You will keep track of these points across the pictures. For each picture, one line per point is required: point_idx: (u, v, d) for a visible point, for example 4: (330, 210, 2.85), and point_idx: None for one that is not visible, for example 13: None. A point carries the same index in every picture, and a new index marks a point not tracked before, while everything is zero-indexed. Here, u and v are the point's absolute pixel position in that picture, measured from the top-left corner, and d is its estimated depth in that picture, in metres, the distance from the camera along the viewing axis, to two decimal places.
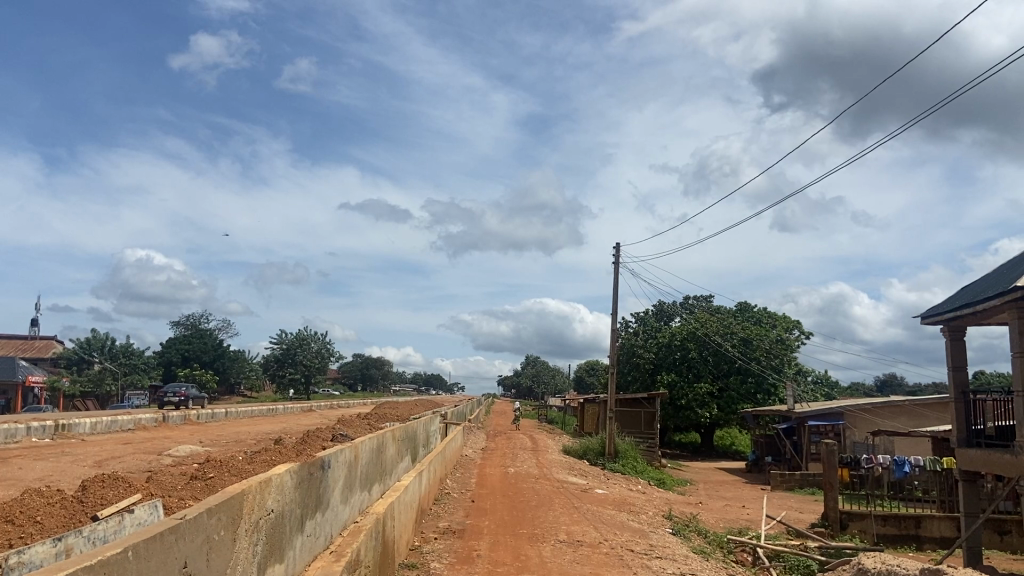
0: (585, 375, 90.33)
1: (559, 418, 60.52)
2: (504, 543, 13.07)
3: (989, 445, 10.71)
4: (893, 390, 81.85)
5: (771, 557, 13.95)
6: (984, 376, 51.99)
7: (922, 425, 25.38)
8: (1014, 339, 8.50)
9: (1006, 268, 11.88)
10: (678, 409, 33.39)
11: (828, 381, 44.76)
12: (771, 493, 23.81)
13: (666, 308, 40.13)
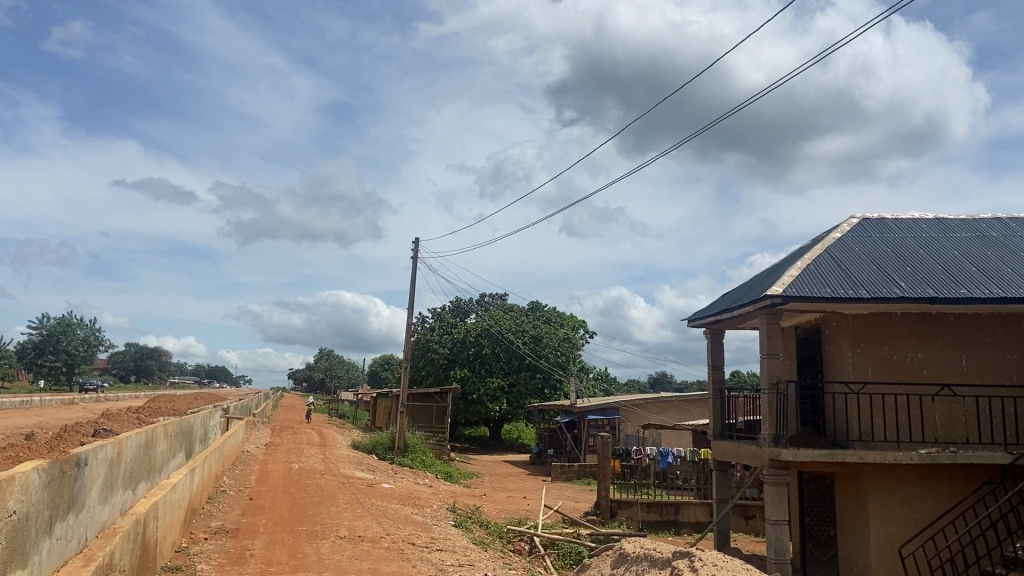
0: (379, 368, 89.75)
1: (352, 412, 59.91)
2: (281, 541, 12.80)
3: (740, 437, 12.15)
4: (663, 386, 89.52)
5: (546, 545, 14.81)
6: (737, 375, 58.31)
7: (686, 418, 27.83)
8: (764, 341, 9.49)
9: (759, 279, 13.58)
10: (469, 403, 34.14)
11: (607, 378, 48.10)
12: (550, 484, 25.12)
13: (462, 305, 41.17)
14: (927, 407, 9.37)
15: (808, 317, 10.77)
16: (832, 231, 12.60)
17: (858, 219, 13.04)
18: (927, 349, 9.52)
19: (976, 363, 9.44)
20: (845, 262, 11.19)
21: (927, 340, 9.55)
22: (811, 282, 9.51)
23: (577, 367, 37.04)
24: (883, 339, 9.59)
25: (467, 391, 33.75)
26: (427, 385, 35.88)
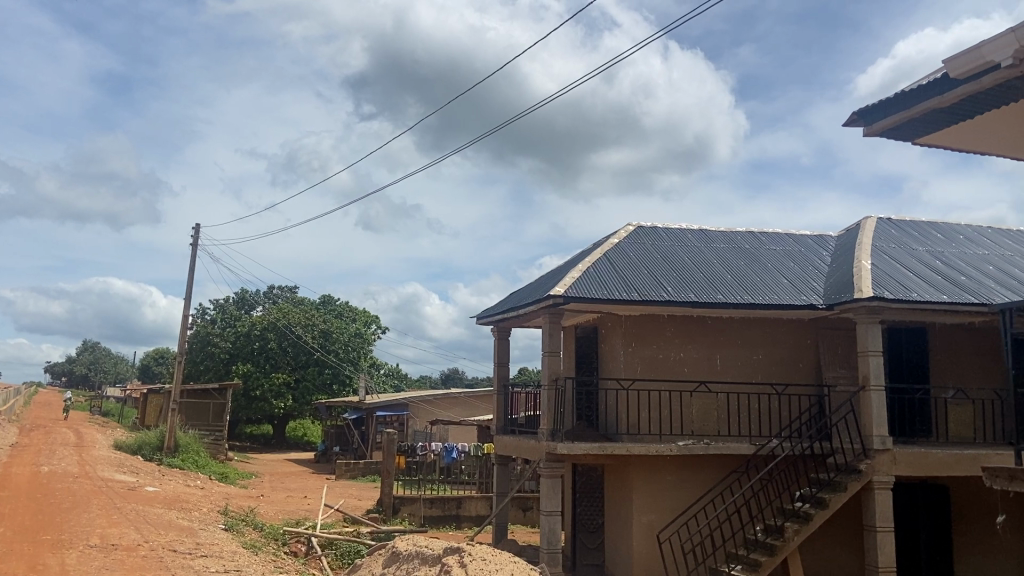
0: (151, 363, 82.74)
1: (117, 410, 54.52)
2: (15, 554, 11.07)
3: (521, 433, 12.69)
4: (454, 383, 90.28)
5: (325, 544, 14.03)
6: (525, 372, 59.92)
7: (474, 414, 28.07)
8: (546, 340, 10.70)
9: (544, 277, 13.92)
10: (251, 400, 31.94)
11: (399, 375, 47.50)
12: (334, 482, 24.18)
13: (248, 297, 38.83)
14: (687, 401, 11.19)
15: (586, 318, 12.23)
16: (609, 238, 13.02)
17: (633, 227, 13.59)
18: (688, 349, 11.31)
19: (728, 363, 11.37)
20: (622, 267, 11.58)
21: (687, 341, 11.31)
22: (591, 283, 10.76)
23: (367, 363, 36.28)
24: (652, 339, 11.24)
25: (249, 387, 31.46)
26: (206, 380, 33.14)
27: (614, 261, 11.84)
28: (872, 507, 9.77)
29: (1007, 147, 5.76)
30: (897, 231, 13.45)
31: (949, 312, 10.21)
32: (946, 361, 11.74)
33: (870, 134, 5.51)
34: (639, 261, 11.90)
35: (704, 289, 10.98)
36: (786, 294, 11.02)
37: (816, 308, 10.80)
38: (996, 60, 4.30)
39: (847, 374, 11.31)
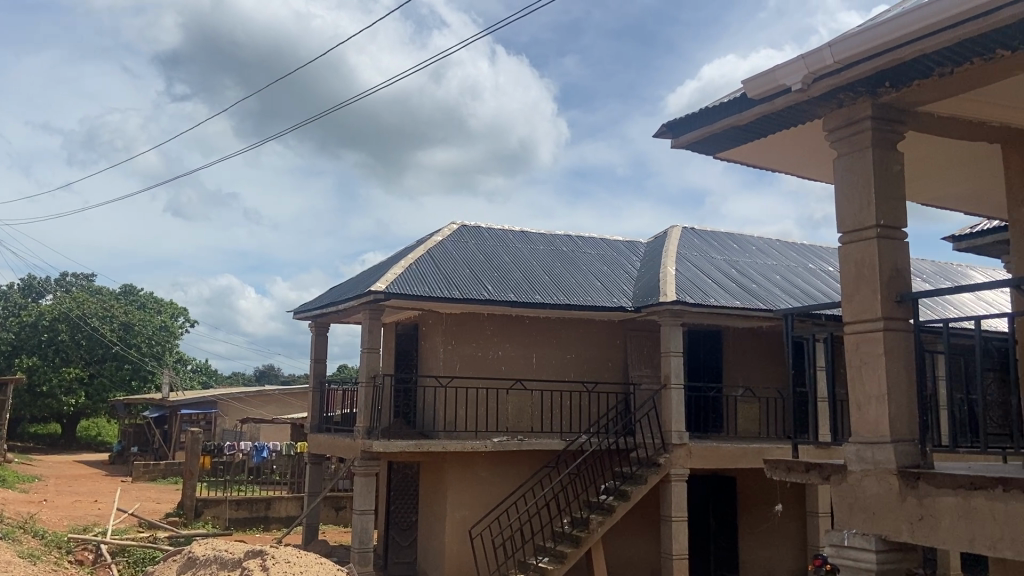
0: None
1: None
2: None
3: (335, 430, 12.20)
4: (269, 380, 86.57)
5: (115, 552, 12.86)
6: (345, 370, 58.46)
7: (288, 412, 26.87)
8: (365, 336, 10.35)
9: (365, 273, 13.52)
10: (36, 396, 28.24)
11: (208, 371, 44.73)
12: (130, 484, 22.23)
13: (35, 284, 35.03)
14: (503, 399, 11.25)
15: (406, 315, 11.93)
16: (431, 235, 12.83)
17: (456, 226, 13.48)
18: (506, 348, 11.36)
19: (543, 361, 11.55)
20: (444, 265, 11.44)
21: (504, 339, 11.35)
22: (413, 280, 10.56)
23: (172, 358, 33.88)
24: (471, 338, 11.19)
25: (33, 382, 28.30)
26: None
27: (437, 258, 11.68)
28: (669, 498, 10.23)
29: (800, 165, 6.14)
30: (699, 241, 14.29)
31: (741, 316, 10.97)
32: (737, 361, 12.61)
33: (680, 147, 4.89)
34: (461, 259, 11.82)
35: (523, 289, 11.07)
36: (600, 295, 11.38)
37: (626, 310, 11.25)
38: (791, 84, 3.96)
39: (651, 373, 11.83)
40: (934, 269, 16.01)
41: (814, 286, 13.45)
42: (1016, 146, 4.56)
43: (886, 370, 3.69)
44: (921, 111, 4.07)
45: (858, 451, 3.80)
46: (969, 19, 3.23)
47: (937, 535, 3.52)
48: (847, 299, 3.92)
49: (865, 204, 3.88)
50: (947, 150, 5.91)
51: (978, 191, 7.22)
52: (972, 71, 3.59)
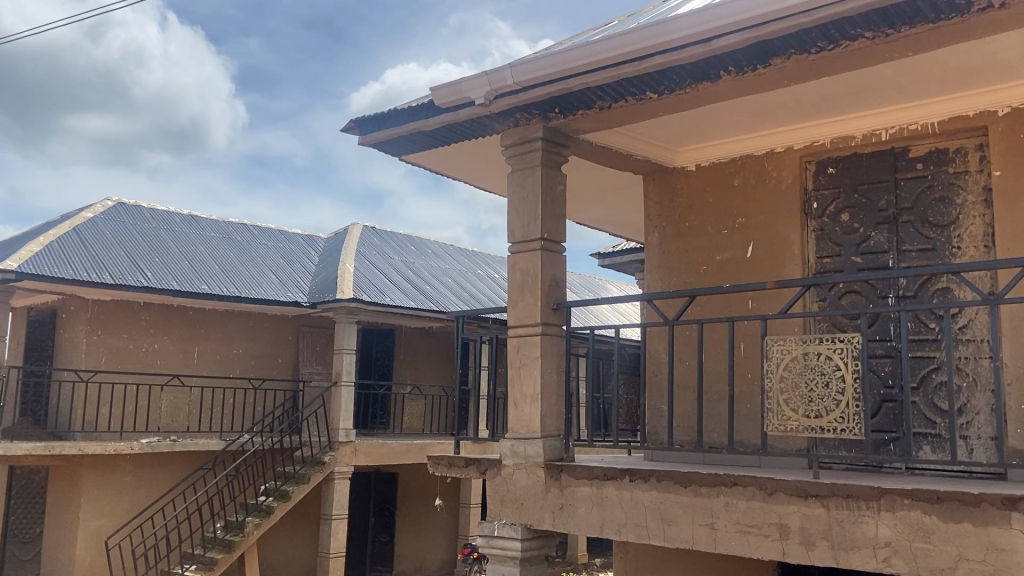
0: None
1: None
2: None
3: None
4: None
5: None
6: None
7: None
8: None
9: None
10: None
11: None
12: None
13: None
14: (156, 396, 10.18)
15: (42, 298, 10.23)
16: (82, 211, 11.24)
17: (113, 202, 11.95)
18: (163, 341, 10.29)
19: (206, 356, 10.66)
20: (93, 245, 10.06)
21: (162, 331, 10.29)
22: (54, 260, 9.12)
23: None
24: (123, 328, 9.95)
25: None
26: None
27: (86, 236, 10.24)
28: (331, 496, 10.01)
29: (476, 175, 6.34)
30: (376, 240, 14.29)
31: (412, 317, 11.16)
32: (407, 361, 12.76)
33: (366, 145, 4.75)
34: (116, 240, 10.49)
35: (186, 277, 10.13)
36: (271, 289, 10.80)
37: (300, 306, 10.79)
38: (474, 97, 4.01)
39: (322, 370, 11.54)
40: (582, 282, 17.81)
41: (482, 292, 14.18)
42: (654, 178, 5.13)
43: (540, 372, 3.90)
44: (582, 139, 4.36)
45: (512, 446, 3.97)
46: (628, 60, 3.51)
47: (574, 522, 3.76)
48: (512, 304, 4.09)
49: (532, 217, 4.07)
50: (605, 174, 6.50)
51: (624, 215, 8.08)
52: (627, 107, 3.90)
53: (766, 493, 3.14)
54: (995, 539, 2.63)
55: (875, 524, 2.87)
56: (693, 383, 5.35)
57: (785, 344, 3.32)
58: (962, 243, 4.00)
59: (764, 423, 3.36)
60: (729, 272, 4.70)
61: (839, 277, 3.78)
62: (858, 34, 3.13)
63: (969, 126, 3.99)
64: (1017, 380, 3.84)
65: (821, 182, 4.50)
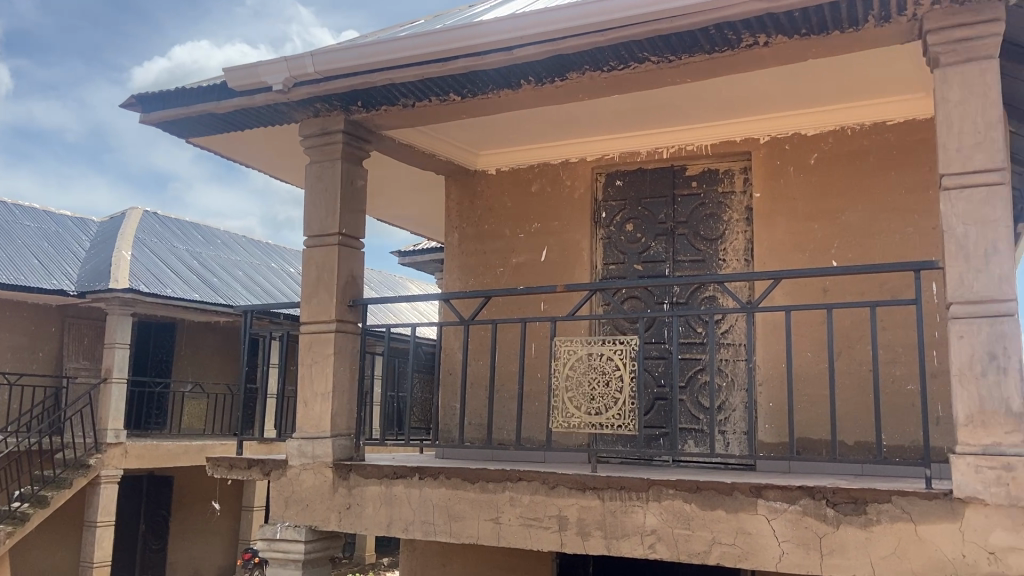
0: None
1: None
2: None
3: None
4: None
5: None
6: None
7: None
8: None
9: None
10: None
11: None
12: None
13: None
14: None
15: None
16: None
17: None
18: None
19: None
20: None
21: None
22: None
23: None
24: None
25: None
26: None
27: None
28: (96, 502, 9.21)
29: (272, 164, 6.12)
30: (160, 227, 13.30)
31: (198, 311, 10.55)
32: (190, 357, 12.01)
33: (148, 123, 4.39)
34: None
35: None
36: (32, 275, 9.77)
37: (66, 294, 9.80)
38: (272, 82, 3.85)
39: (89, 366, 10.66)
40: (380, 279, 17.66)
41: (274, 287, 13.67)
42: (455, 178, 5.24)
43: (333, 370, 3.85)
44: (385, 135, 4.33)
45: (300, 446, 3.88)
46: (430, 62, 3.53)
47: (360, 522, 3.74)
48: (305, 300, 3.99)
49: (330, 212, 4.00)
50: (406, 172, 6.52)
51: (426, 214, 8.13)
52: (429, 107, 3.92)
53: (548, 487, 3.29)
54: (744, 525, 2.87)
55: (644, 514, 3.07)
56: (486, 381, 5.52)
57: (572, 346, 3.60)
58: (726, 256, 4.46)
59: (549, 421, 3.60)
60: (524, 275, 4.94)
61: (620, 283, 4.09)
62: (644, 57, 3.33)
63: (735, 150, 4.46)
64: (768, 380, 4.37)
65: (609, 194, 4.84)
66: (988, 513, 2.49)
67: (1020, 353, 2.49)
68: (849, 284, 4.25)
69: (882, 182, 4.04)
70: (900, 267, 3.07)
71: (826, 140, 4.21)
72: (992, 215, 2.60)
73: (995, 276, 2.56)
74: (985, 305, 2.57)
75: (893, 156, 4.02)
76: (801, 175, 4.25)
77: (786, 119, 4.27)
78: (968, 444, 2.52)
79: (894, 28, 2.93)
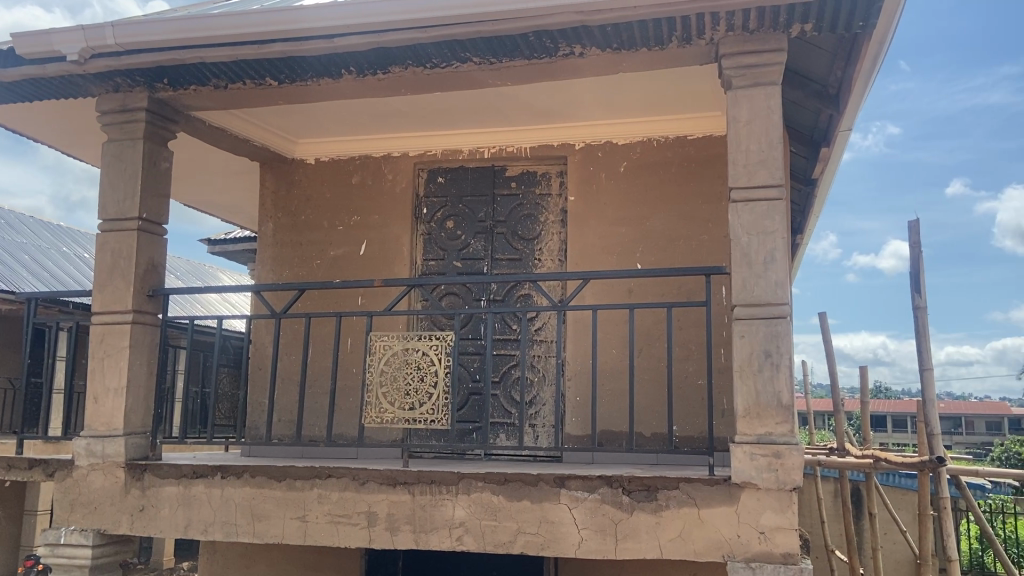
0: None
1: None
2: None
3: None
4: None
5: None
6: None
7: None
8: None
9: None
10: None
11: None
12: None
13: None
14: None
15: None
16: None
17: None
18: None
19: None
20: None
21: None
22: None
23: None
24: None
25: None
26: None
27: None
28: None
29: (66, 139, 5.64)
30: None
31: None
32: None
33: None
34: None
35: None
36: None
37: None
38: (65, 52, 3.47)
39: None
40: (189, 268, 16.69)
41: (66, 274, 12.56)
42: (273, 168, 5.15)
43: (127, 364, 3.57)
44: (193, 116, 4.11)
45: (88, 446, 3.53)
46: (244, 43, 3.32)
47: (155, 525, 3.44)
48: (98, 287, 3.68)
49: (129, 193, 3.70)
50: (218, 157, 6.26)
51: (239, 201, 7.82)
52: (243, 91, 3.69)
53: (358, 483, 3.22)
54: (547, 513, 3.00)
55: (452, 507, 3.11)
56: (297, 376, 5.39)
57: (388, 340, 3.57)
58: (542, 256, 4.67)
59: (363, 416, 3.52)
60: (342, 268, 4.91)
61: (438, 279, 4.15)
62: (467, 58, 3.35)
63: (552, 154, 4.70)
64: (575, 376, 4.63)
65: (430, 190, 4.92)
66: (759, 496, 2.78)
67: (790, 352, 2.81)
68: (651, 287, 4.62)
69: (679, 192, 4.43)
70: (693, 271, 3.37)
71: (635, 150, 4.54)
72: (771, 227, 2.93)
73: (772, 281, 2.88)
74: (765, 307, 2.88)
75: (691, 168, 4.43)
76: (612, 181, 4.55)
77: (599, 128, 4.55)
78: (745, 433, 2.81)
79: (691, 50, 3.17)
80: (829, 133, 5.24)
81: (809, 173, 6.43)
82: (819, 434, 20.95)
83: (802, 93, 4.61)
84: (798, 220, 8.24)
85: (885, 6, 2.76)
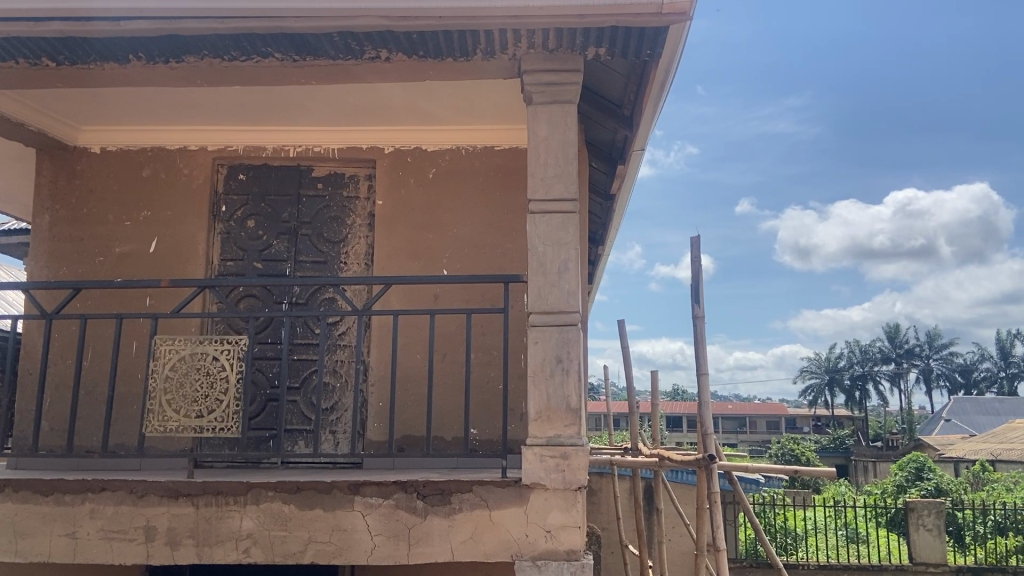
0: None
1: None
2: None
3: None
4: None
5: None
6: None
7: None
8: None
9: None
10: None
11: None
12: None
13: None
14: None
15: None
16: None
17: None
18: None
19: None
20: None
21: None
22: None
23: None
24: None
25: None
26: None
27: None
28: None
29: None
30: None
31: None
32: None
33: None
34: None
35: None
36: None
37: None
38: None
39: None
40: None
41: None
42: (48, 153, 4.34)
43: None
44: None
45: None
46: (18, 18, 2.77)
47: None
48: None
49: None
50: None
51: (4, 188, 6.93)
52: (15, 70, 3.05)
53: (135, 496, 2.69)
54: (340, 521, 2.64)
55: (240, 518, 2.67)
56: (70, 382, 4.43)
57: (175, 343, 2.93)
58: (348, 259, 4.27)
59: (143, 425, 2.88)
60: (128, 266, 4.22)
61: (236, 281, 3.60)
62: (269, 53, 2.96)
63: (360, 157, 4.35)
64: (377, 381, 4.21)
65: (230, 188, 4.37)
66: (547, 496, 2.61)
67: (580, 357, 2.66)
68: (456, 292, 4.34)
69: (491, 200, 4.24)
70: (494, 279, 3.16)
71: (444, 157, 4.30)
72: (566, 239, 2.76)
73: (565, 290, 2.72)
74: (559, 316, 2.71)
75: (497, 179, 4.25)
76: (421, 188, 4.29)
77: (415, 134, 4.28)
78: (535, 435, 2.62)
79: (494, 63, 3.01)
80: (625, 152, 5.46)
81: (610, 187, 6.63)
82: (618, 433, 21.82)
83: (600, 113, 4.81)
84: (601, 232, 8.49)
85: (669, 35, 2.84)
